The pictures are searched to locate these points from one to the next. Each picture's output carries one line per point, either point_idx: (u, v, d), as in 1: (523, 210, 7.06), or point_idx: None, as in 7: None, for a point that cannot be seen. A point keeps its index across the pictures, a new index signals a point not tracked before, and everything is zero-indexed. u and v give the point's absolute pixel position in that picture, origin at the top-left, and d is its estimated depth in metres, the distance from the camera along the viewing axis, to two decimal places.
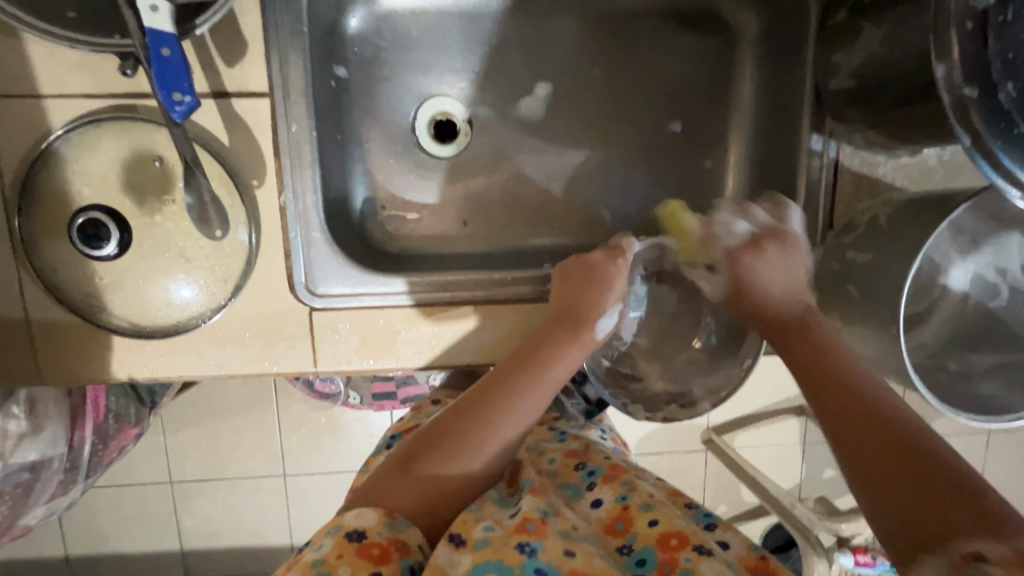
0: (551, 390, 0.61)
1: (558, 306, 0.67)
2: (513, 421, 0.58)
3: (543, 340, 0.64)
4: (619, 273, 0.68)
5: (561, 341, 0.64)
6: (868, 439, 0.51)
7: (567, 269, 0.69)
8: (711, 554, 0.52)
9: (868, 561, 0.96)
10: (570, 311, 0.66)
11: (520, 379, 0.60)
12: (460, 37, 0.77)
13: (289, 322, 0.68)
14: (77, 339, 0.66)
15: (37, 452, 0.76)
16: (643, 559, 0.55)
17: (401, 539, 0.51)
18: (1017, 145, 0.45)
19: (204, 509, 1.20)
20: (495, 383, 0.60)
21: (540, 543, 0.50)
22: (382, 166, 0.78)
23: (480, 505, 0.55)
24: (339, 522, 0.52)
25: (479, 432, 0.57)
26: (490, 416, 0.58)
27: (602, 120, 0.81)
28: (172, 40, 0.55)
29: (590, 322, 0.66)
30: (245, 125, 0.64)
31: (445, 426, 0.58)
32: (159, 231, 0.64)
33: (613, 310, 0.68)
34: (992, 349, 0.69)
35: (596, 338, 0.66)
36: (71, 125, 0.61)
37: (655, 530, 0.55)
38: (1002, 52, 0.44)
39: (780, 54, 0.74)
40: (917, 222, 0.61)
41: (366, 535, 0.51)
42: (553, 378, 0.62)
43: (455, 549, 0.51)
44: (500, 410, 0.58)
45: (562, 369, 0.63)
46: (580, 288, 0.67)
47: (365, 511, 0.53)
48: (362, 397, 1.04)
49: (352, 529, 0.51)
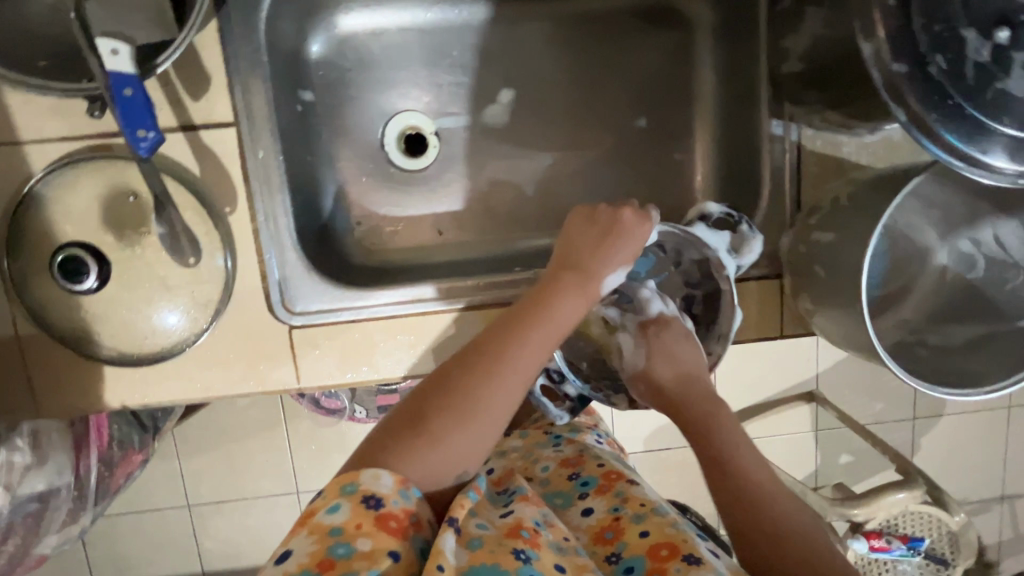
0: (560, 344, 0.60)
1: (564, 260, 0.64)
2: (524, 378, 0.56)
3: (552, 293, 0.61)
4: (635, 232, 0.65)
5: (572, 294, 0.61)
6: (738, 496, 0.57)
7: (579, 227, 0.66)
8: (700, 563, 0.52)
9: (882, 545, 1.02)
10: (579, 265, 0.63)
11: (527, 336, 0.58)
12: (420, 51, 0.79)
13: (270, 341, 0.70)
14: (70, 371, 0.69)
15: (43, 482, 0.79)
16: (631, 567, 0.54)
17: (416, 512, 0.48)
18: (952, 114, 0.46)
19: (221, 530, 1.23)
20: (504, 336, 0.58)
21: (534, 552, 0.50)
22: (356, 184, 0.80)
23: (478, 492, 0.54)
24: (355, 482, 0.47)
25: (490, 394, 0.54)
26: (495, 369, 0.55)
27: (569, 121, 0.82)
28: (134, 81, 0.58)
29: (599, 275, 0.63)
30: (214, 155, 0.67)
31: (454, 382, 0.55)
32: (140, 263, 0.67)
33: (622, 268, 0.65)
34: (972, 321, 0.69)
35: (601, 285, 0.63)
36: (50, 168, 0.65)
37: (646, 541, 0.55)
38: (927, 26, 0.46)
39: (734, 43, 0.75)
40: (878, 198, 0.60)
41: (384, 503, 0.46)
42: (561, 333, 0.60)
43: (453, 538, 0.49)
44: (510, 369, 0.56)
45: (567, 321, 0.60)
46: (596, 243, 0.64)
47: (380, 475, 0.48)
48: (366, 410, 1.07)
49: (369, 494, 0.46)
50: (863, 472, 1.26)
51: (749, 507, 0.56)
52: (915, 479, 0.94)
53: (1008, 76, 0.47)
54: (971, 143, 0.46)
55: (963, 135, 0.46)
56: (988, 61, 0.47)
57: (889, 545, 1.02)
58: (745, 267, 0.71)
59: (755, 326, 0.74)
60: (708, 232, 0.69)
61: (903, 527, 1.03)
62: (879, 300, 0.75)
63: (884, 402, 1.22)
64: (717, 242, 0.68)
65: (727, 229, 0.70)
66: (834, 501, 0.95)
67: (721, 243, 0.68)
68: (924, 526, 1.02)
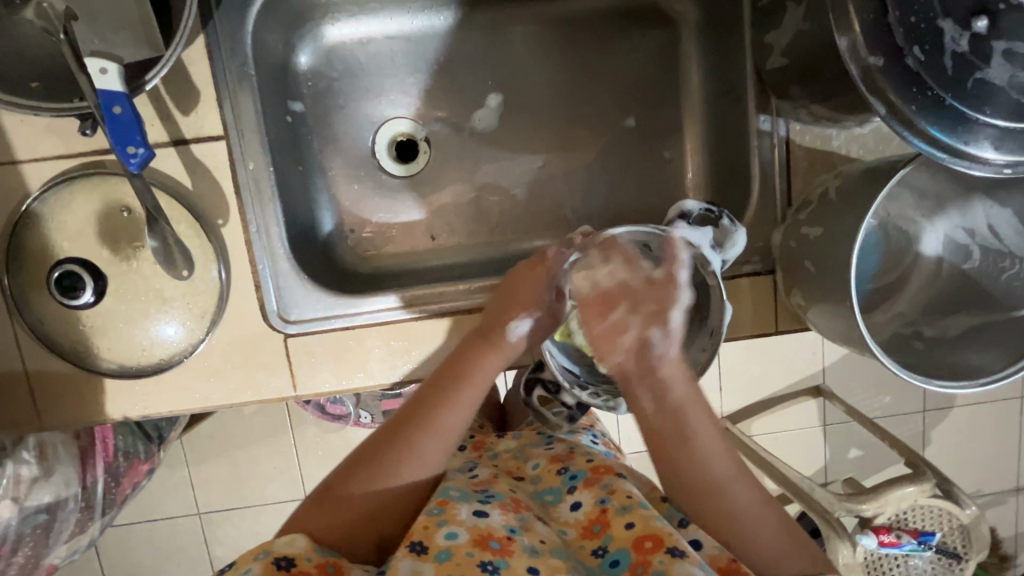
0: (470, 403, 0.62)
1: (481, 319, 0.66)
2: (432, 441, 0.60)
3: (460, 355, 0.64)
4: (545, 287, 0.65)
5: (480, 352, 0.64)
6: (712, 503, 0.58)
7: (500, 285, 0.67)
8: (685, 556, 0.51)
9: (893, 541, 0.99)
10: (489, 324, 0.65)
11: (435, 397, 0.61)
12: (407, 58, 0.80)
13: (266, 350, 0.71)
14: (72, 384, 0.70)
15: (50, 494, 0.81)
16: (617, 559, 0.55)
17: (332, 563, 0.54)
18: (933, 105, 0.46)
19: (231, 537, 1.24)
20: (416, 400, 0.62)
21: (504, 561, 0.51)
22: (348, 192, 0.81)
23: (442, 507, 0.56)
24: (269, 548, 0.53)
25: (399, 454, 0.59)
26: (402, 438, 0.59)
27: (559, 122, 0.82)
28: (123, 98, 0.59)
29: (506, 330, 0.65)
30: (205, 168, 0.68)
31: (369, 450, 0.60)
32: (135, 276, 0.68)
33: (531, 318, 0.65)
34: (970, 311, 0.68)
35: (510, 341, 0.65)
36: (46, 186, 0.66)
37: (632, 533, 0.55)
38: (904, 18, 0.46)
39: (720, 39, 0.75)
40: (867, 190, 0.60)
41: (296, 563, 0.52)
42: (470, 389, 0.62)
43: (417, 558, 0.52)
44: (419, 430, 0.60)
45: (477, 377, 0.63)
46: (512, 295, 0.65)
47: (297, 538, 0.54)
48: (372, 415, 1.10)
49: (282, 556, 0.52)
50: (872, 466, 1.25)
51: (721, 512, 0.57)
52: (924, 472, 0.93)
53: (988, 65, 0.46)
54: (954, 136, 0.46)
55: (945, 126, 0.46)
56: (967, 51, 0.46)
57: (898, 540, 0.99)
58: (730, 262, 0.69)
59: (749, 322, 0.73)
60: (692, 231, 0.66)
61: (912, 522, 1.01)
62: (876, 293, 0.74)
63: (892, 395, 1.20)
64: (701, 237, 0.65)
65: (709, 225, 0.68)
66: (841, 496, 0.92)
67: (704, 238, 0.66)
68: (933, 520, 1.01)
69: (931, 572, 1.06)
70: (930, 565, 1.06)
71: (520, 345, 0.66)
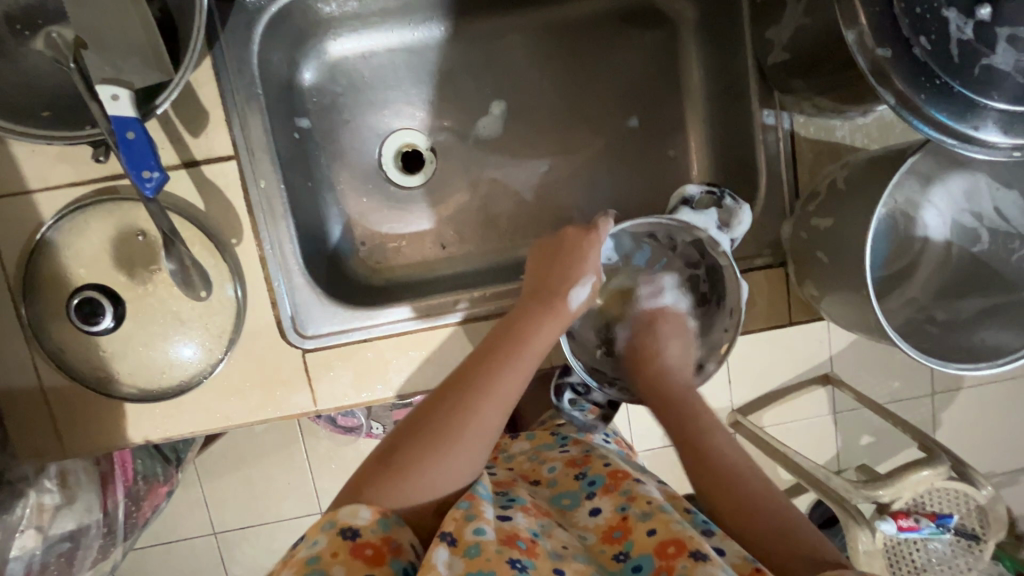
0: (530, 365, 0.63)
1: (530, 286, 0.69)
2: (494, 403, 0.60)
3: (516, 319, 0.65)
4: (595, 248, 0.69)
5: (537, 317, 0.65)
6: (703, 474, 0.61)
7: (540, 252, 0.70)
8: (708, 560, 0.50)
9: (912, 525, 0.98)
10: (542, 290, 0.67)
11: (494, 361, 0.62)
12: (410, 70, 0.81)
13: (285, 366, 0.71)
14: (91, 410, 0.70)
15: (74, 521, 0.80)
16: (639, 564, 0.54)
17: (395, 538, 0.51)
18: (942, 93, 0.47)
19: (249, 555, 1.24)
20: (475, 362, 0.62)
21: (530, 561, 0.50)
22: (357, 205, 0.82)
23: (470, 501, 0.55)
24: (334, 517, 0.50)
25: (461, 417, 0.58)
26: (467, 400, 0.59)
27: (562, 126, 0.83)
28: (136, 124, 0.59)
29: (563, 294, 0.67)
30: (217, 189, 0.68)
31: (430, 414, 0.59)
32: (152, 299, 0.68)
33: (586, 280, 0.68)
34: (979, 294, 0.69)
35: (570, 308, 0.67)
36: (60, 214, 0.66)
37: (653, 538, 0.54)
38: (909, 9, 0.47)
39: (718, 37, 0.76)
40: (874, 179, 0.61)
41: (360, 533, 0.50)
42: (532, 352, 0.63)
43: (449, 548, 0.50)
44: (477, 392, 0.60)
45: (541, 340, 0.64)
46: (562, 266, 0.68)
47: (360, 507, 0.51)
48: (385, 425, 1.10)
49: (347, 526, 0.50)
50: (885, 452, 1.26)
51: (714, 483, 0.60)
52: (939, 455, 0.92)
53: (993, 51, 0.47)
54: (961, 122, 0.47)
55: (956, 113, 0.47)
56: (972, 38, 0.47)
57: (918, 524, 0.99)
58: (739, 240, 0.70)
59: (763, 315, 0.74)
60: (695, 218, 0.68)
61: (930, 505, 1.01)
62: (886, 280, 0.75)
63: (901, 380, 1.21)
64: (706, 222, 0.67)
65: (711, 207, 0.69)
66: (856, 483, 0.93)
67: (709, 222, 0.68)
68: (951, 502, 1.01)
69: (953, 555, 1.06)
70: (951, 548, 1.06)
71: (576, 313, 0.68)
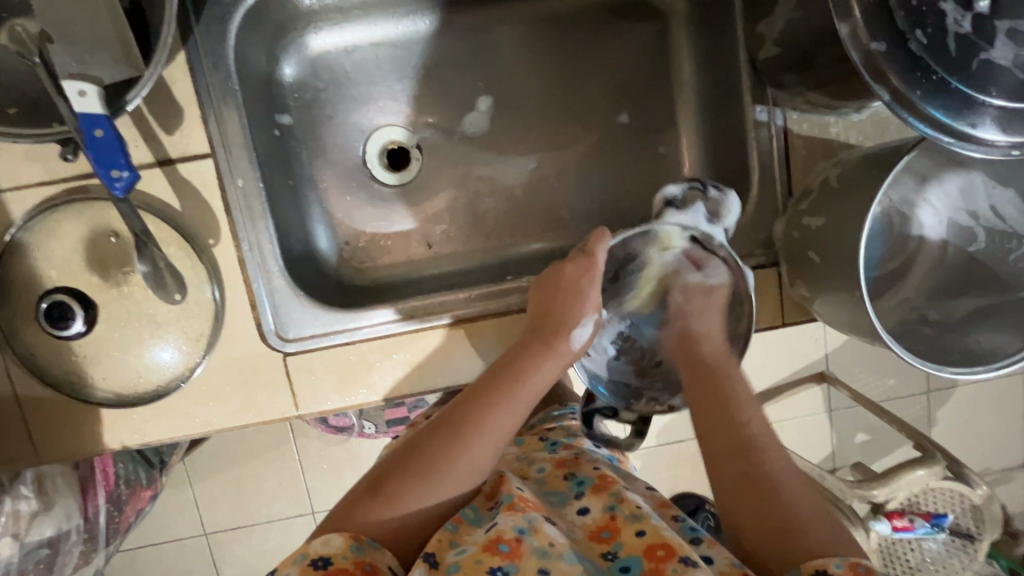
0: (526, 404, 0.62)
1: (533, 319, 0.67)
2: (486, 441, 0.58)
3: (517, 355, 0.64)
4: (592, 283, 0.67)
5: (536, 354, 0.64)
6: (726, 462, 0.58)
7: (541, 281, 0.68)
8: (698, 565, 0.49)
9: (906, 525, 0.98)
10: (543, 324, 0.66)
11: (493, 396, 0.60)
12: (393, 64, 0.79)
13: (266, 370, 0.69)
14: (64, 416, 0.68)
15: (52, 528, 0.77)
16: (627, 565, 0.53)
17: (369, 562, 0.50)
18: (936, 90, 0.46)
19: (239, 556, 1.23)
20: (471, 396, 0.60)
21: (513, 566, 0.49)
22: (340, 204, 0.79)
23: (457, 525, 0.55)
24: (305, 550, 0.50)
25: (452, 452, 0.56)
26: (461, 435, 0.57)
27: (550, 121, 0.81)
28: (103, 120, 0.56)
29: (566, 331, 0.66)
30: (192, 188, 0.66)
31: (422, 444, 0.57)
32: (127, 302, 0.66)
33: (587, 319, 0.67)
34: (972, 294, 0.68)
35: (573, 347, 0.66)
36: (30, 215, 0.64)
37: (643, 540, 0.53)
38: (904, 3, 0.46)
39: (710, 31, 0.74)
40: (867, 177, 0.59)
41: (331, 561, 0.49)
42: (529, 391, 0.62)
43: (431, 569, 0.51)
44: (471, 427, 0.58)
45: (539, 379, 0.63)
46: (560, 296, 0.67)
47: (333, 536, 0.51)
48: (376, 425, 1.08)
49: (317, 556, 0.49)
50: (881, 450, 1.25)
51: (741, 476, 0.56)
52: (933, 454, 0.89)
53: (992, 44, 0.46)
54: (959, 119, 0.45)
55: (953, 111, 0.46)
56: (970, 31, 0.46)
57: (913, 524, 0.98)
58: (732, 229, 0.68)
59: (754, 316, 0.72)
60: (679, 219, 0.66)
61: (925, 505, 1.00)
62: (882, 280, 0.73)
63: (896, 377, 1.20)
64: (694, 219, 0.66)
65: (697, 200, 0.67)
66: (851, 483, 0.91)
67: (696, 219, 0.66)
68: (945, 501, 0.99)
69: (947, 554, 1.05)
70: (945, 547, 1.05)
71: (578, 352, 0.67)
